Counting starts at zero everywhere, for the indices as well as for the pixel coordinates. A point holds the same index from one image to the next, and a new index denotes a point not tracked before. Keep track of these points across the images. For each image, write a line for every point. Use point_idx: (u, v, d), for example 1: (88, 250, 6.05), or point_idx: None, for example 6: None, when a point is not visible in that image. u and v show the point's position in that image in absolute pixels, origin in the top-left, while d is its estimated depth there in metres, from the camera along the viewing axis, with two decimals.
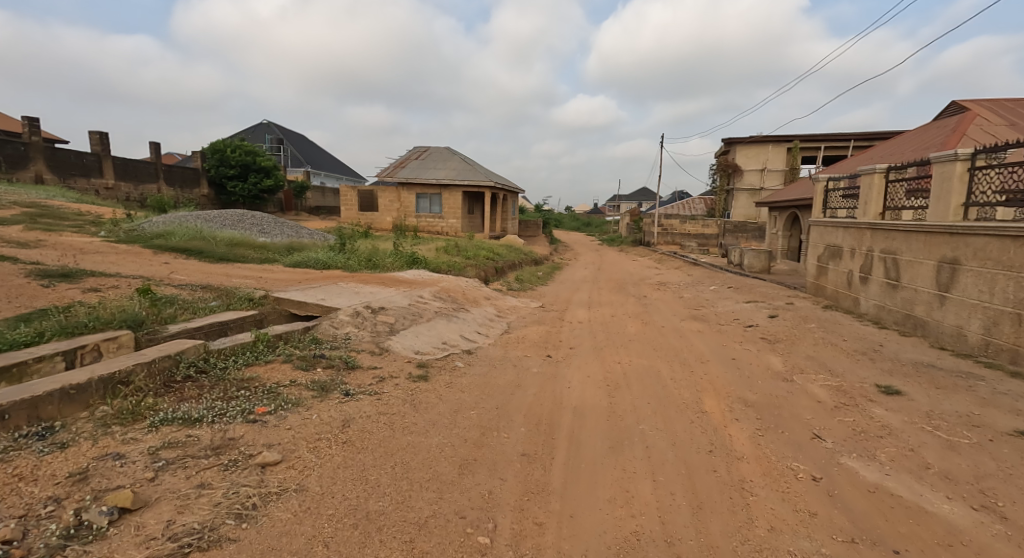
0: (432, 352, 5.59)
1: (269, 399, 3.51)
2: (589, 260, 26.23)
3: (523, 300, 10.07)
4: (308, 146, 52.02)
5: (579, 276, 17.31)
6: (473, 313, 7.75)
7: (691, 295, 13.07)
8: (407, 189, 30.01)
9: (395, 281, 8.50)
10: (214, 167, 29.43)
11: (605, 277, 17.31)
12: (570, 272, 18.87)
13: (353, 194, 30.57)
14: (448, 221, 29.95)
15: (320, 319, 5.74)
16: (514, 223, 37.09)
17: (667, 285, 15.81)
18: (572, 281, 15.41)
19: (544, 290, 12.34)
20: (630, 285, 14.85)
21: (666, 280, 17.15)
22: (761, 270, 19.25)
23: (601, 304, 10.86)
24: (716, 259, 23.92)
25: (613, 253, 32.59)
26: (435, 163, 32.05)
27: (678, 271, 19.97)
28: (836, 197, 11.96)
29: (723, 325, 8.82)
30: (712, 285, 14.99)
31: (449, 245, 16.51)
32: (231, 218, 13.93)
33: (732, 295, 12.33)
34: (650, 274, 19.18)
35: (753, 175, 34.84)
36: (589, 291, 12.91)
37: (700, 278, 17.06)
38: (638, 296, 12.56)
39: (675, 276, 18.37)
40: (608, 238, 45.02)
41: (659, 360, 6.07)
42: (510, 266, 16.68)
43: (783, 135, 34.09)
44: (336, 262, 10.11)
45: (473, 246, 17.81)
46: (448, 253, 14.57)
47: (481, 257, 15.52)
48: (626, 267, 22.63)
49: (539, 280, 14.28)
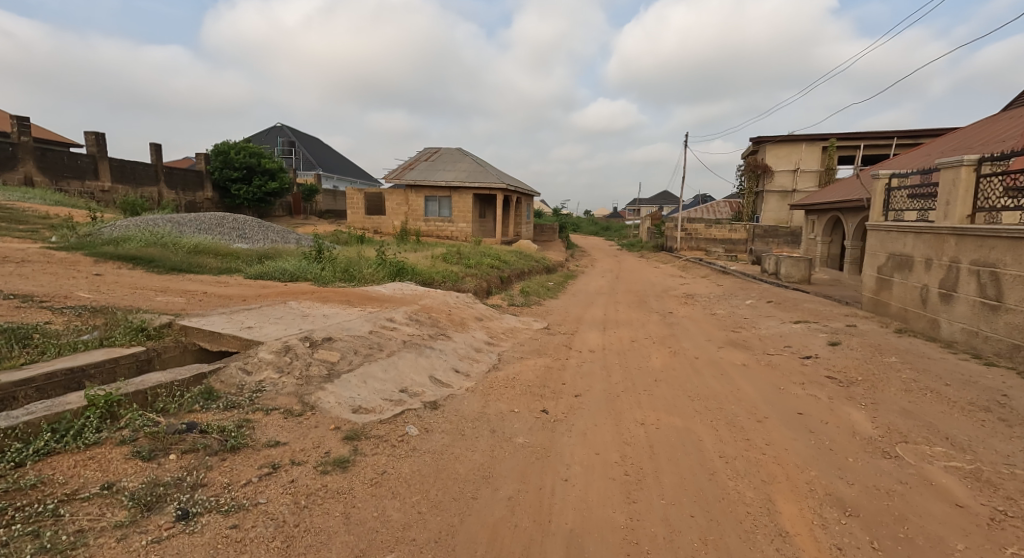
0: (380, 408, 3.99)
1: (14, 546, 1.96)
2: (606, 267, 24.55)
3: (524, 319, 8.51)
4: (321, 149, 51.70)
5: (594, 287, 15.67)
6: (456, 341, 6.17)
7: (723, 311, 11.34)
8: (416, 191, 28.79)
9: (365, 299, 6.97)
10: (218, 170, 28.91)
11: (623, 288, 15.66)
12: (585, 281, 17.27)
13: (359, 197, 29.48)
14: (457, 225, 28.61)
15: (230, 359, 4.20)
16: (528, 227, 35.61)
17: (693, 297, 14.08)
18: (586, 293, 13.82)
19: (552, 304, 10.77)
20: (651, 298, 13.16)
21: (691, 292, 15.41)
22: (800, 280, 17.32)
23: (619, 323, 9.22)
24: (746, 267, 21.97)
25: (633, 259, 30.82)
26: (445, 165, 30.78)
27: (705, 281, 18.14)
28: (901, 196, 10.07)
29: (771, 355, 7.09)
30: (746, 298, 13.21)
31: (450, 252, 15.05)
32: (208, 222, 12.69)
33: (773, 313, 10.56)
34: (673, 284, 17.44)
35: (784, 176, 32.65)
36: (603, 305, 11.30)
37: (731, 290, 15.28)
38: (661, 312, 10.87)
39: (702, 286, 16.58)
40: (628, 243, 43.14)
41: (696, 416, 4.40)
42: (517, 275, 15.14)
43: (817, 134, 31.86)
44: (306, 274, 8.70)
45: (479, 252, 16.31)
46: (446, 261, 13.10)
47: (484, 265, 13.99)
48: (647, 275, 20.91)
49: (547, 292, 12.72)
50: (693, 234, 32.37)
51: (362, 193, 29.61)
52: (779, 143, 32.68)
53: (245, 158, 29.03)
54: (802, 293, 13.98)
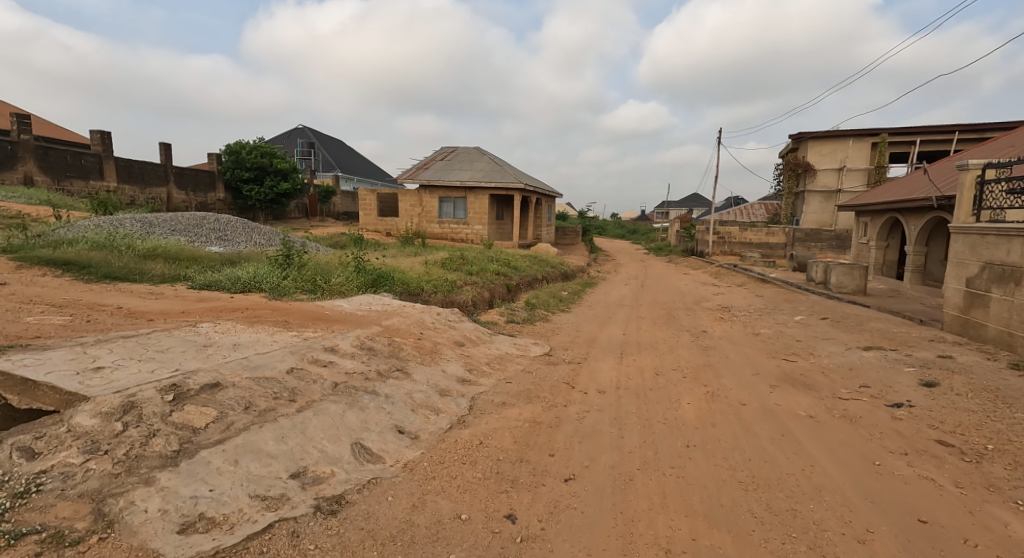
0: (235, 519, 2.46)
1: None
2: (631, 273, 22.82)
3: (521, 343, 6.94)
4: (343, 150, 51.55)
5: (614, 297, 13.99)
6: (416, 380, 4.60)
7: (768, 330, 9.48)
8: (430, 192, 27.63)
9: (311, 318, 5.47)
10: (230, 170, 28.64)
11: (647, 298, 13.93)
12: (605, 290, 15.64)
13: (372, 198, 28.49)
14: (472, 228, 27.37)
15: (22, 427, 2.69)
16: (549, 230, 34.06)
17: (729, 311, 12.24)
18: (604, 304, 12.18)
19: (561, 320, 9.18)
20: (679, 312, 11.41)
21: (725, 304, 13.58)
22: (853, 290, 15.26)
23: (640, 347, 7.56)
24: (787, 274, 19.93)
25: (660, 264, 28.92)
26: (462, 164, 29.55)
27: (742, 291, 16.23)
28: (1001, 192, 8.05)
29: (845, 400, 5.31)
30: (793, 313, 11.32)
31: (453, 256, 13.57)
32: (183, 224, 11.53)
33: (831, 334, 8.69)
34: (704, 294, 15.61)
35: (828, 175, 30.22)
36: (622, 321, 9.63)
37: (772, 302, 13.34)
38: (692, 331, 9.12)
39: (739, 297, 14.69)
40: (655, 246, 41.10)
41: (755, 535, 2.75)
42: (527, 282, 13.59)
43: (866, 129, 29.28)
44: (264, 283, 7.30)
45: (486, 257, 14.80)
46: (444, 267, 11.62)
47: (488, 271, 12.46)
48: (675, 282, 19.12)
49: (557, 303, 11.12)
50: (726, 238, 30.23)
51: (375, 194, 28.63)
52: (823, 140, 30.24)
53: (257, 158, 28.76)
54: (859, 307, 11.99)
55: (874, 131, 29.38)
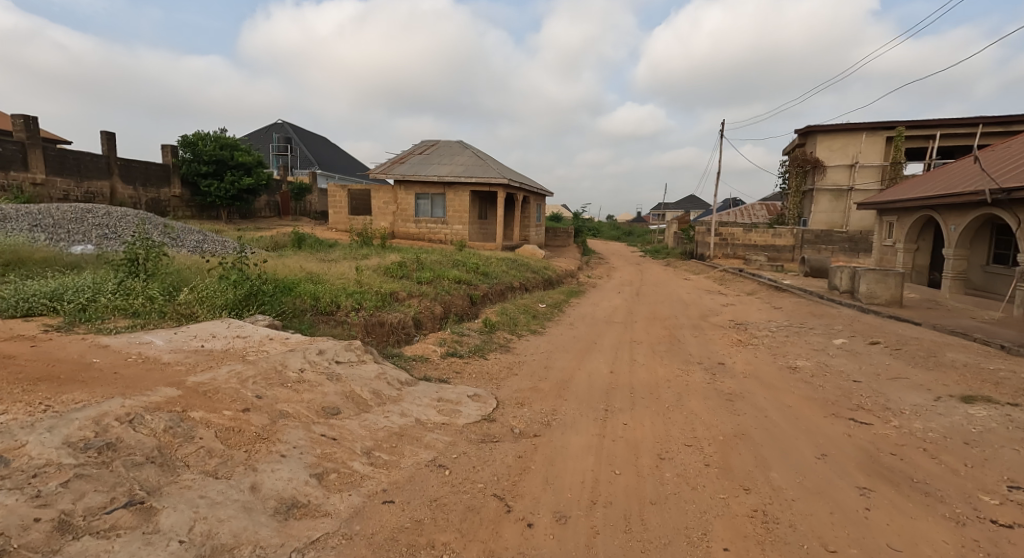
0: None
1: None
2: (625, 279, 20.65)
3: (449, 397, 4.53)
4: (325, 146, 49.58)
5: (603, 309, 11.77)
6: (151, 536, 2.13)
7: (804, 361, 7.15)
8: (405, 188, 25.65)
9: (34, 378, 3.01)
10: (186, 164, 26.44)
11: (643, 310, 11.71)
12: (592, 300, 13.45)
13: (342, 195, 26.37)
14: (452, 227, 25.44)
15: None
16: (539, 230, 31.91)
17: (745, 329, 9.97)
18: (589, 320, 9.92)
19: (527, 349, 6.85)
20: (683, 332, 9.11)
21: (737, 318, 11.34)
22: (886, 302, 13.02)
23: (634, 398, 5.22)
24: (799, 281, 17.82)
25: (658, 268, 26.80)
26: (443, 159, 27.37)
27: (753, 301, 14.07)
28: None
29: (1009, 528, 2.93)
30: (829, 333, 9.02)
31: (406, 260, 11.20)
32: (55, 218, 9.11)
33: (895, 371, 6.35)
34: (709, 305, 13.40)
35: (839, 172, 28.25)
36: (610, 348, 7.29)
37: (792, 317, 11.12)
38: (703, 364, 6.77)
39: (751, 310, 12.47)
40: (652, 248, 39.05)
41: None
42: (496, 292, 11.31)
43: (881, 122, 27.29)
44: (66, 301, 4.85)
45: (450, 260, 12.53)
46: (387, 276, 9.29)
47: (444, 277, 10.19)
48: (674, 289, 16.98)
49: (528, 322, 8.81)
50: (729, 240, 28.08)
51: (346, 190, 26.54)
52: (833, 134, 28.20)
53: (215, 150, 26.58)
54: (901, 321, 9.81)
55: (889, 124, 27.35)
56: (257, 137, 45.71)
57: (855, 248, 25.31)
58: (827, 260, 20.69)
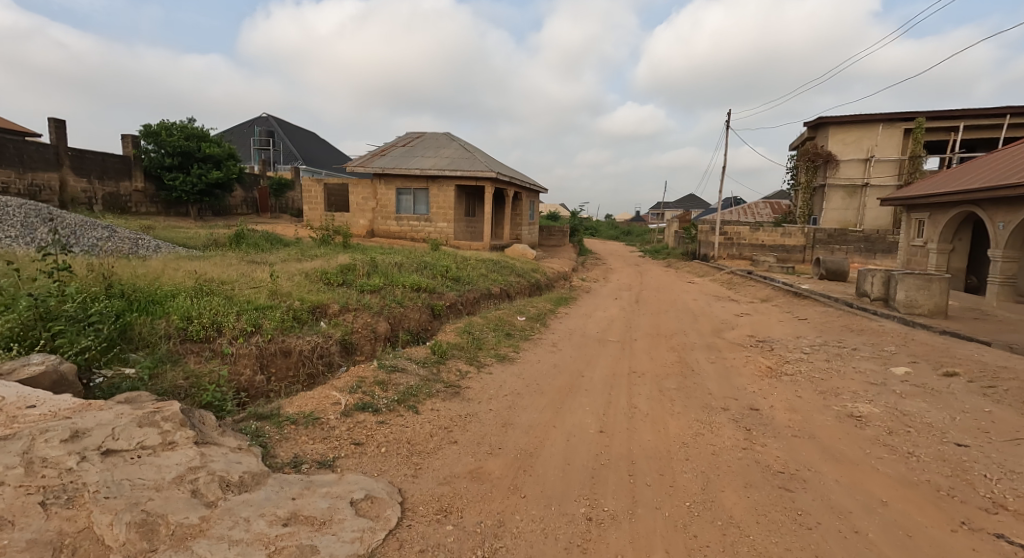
0: None
1: None
2: (622, 282, 18.89)
3: (313, 511, 2.56)
4: (312, 141, 47.84)
5: (597, 321, 9.93)
6: None
7: (863, 402, 5.29)
8: (386, 183, 24.15)
9: None
10: (148, 157, 24.61)
11: (643, 322, 9.90)
12: (584, 308, 11.63)
13: (318, 189, 24.65)
14: (436, 225, 23.87)
15: None
16: (532, 229, 30.11)
17: (770, 348, 8.13)
18: (577, 337, 8.05)
19: (485, 390, 4.94)
20: (695, 355, 7.25)
21: (756, 333, 9.51)
22: (930, 312, 11.15)
23: (636, 488, 3.31)
24: (817, 286, 16.05)
25: (658, 269, 25.06)
26: (427, 152, 25.57)
27: (770, 310, 12.29)
28: None
29: None
30: (879, 357, 7.18)
31: (357, 262, 9.30)
32: None
33: (1005, 426, 4.48)
34: (720, 315, 11.59)
35: (852, 167, 26.56)
36: (600, 384, 5.39)
37: (823, 331, 9.31)
38: (732, 413, 4.85)
39: (770, 322, 10.68)
40: (651, 248, 37.28)
41: None
42: (464, 303, 9.42)
43: (898, 113, 25.62)
44: None
45: (416, 262, 10.69)
46: (321, 284, 7.36)
47: (397, 284, 8.29)
48: (678, 294, 15.24)
49: (497, 343, 6.94)
50: (734, 239, 26.16)
51: (323, 185, 24.79)
52: (846, 126, 26.55)
53: (179, 142, 24.74)
54: (963, 337, 8.02)
55: (907, 116, 25.63)
56: (240, 131, 43.98)
57: (872, 249, 23.79)
58: (844, 262, 19.00)
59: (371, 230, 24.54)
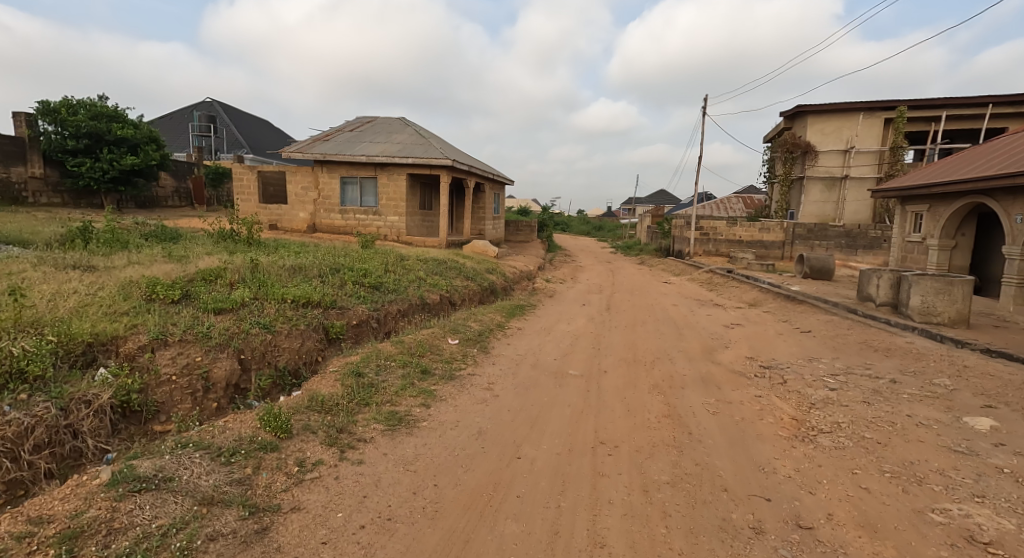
0: None
1: None
2: (592, 283, 16.94)
3: None
4: (262, 129, 44.39)
5: (556, 339, 7.80)
6: None
7: (969, 500, 3.25)
8: (328, 171, 21.50)
9: None
10: (46, 139, 21.23)
11: (616, 341, 7.85)
12: (543, 319, 9.49)
13: (250, 178, 21.81)
14: (386, 219, 21.47)
15: None
16: (496, 224, 27.91)
17: (780, 382, 6.14)
18: (524, 370, 5.86)
19: (326, 518, 2.66)
20: (685, 399, 5.17)
21: (755, 354, 7.56)
22: (951, 321, 9.39)
23: None
24: (806, 288, 14.45)
25: (631, 268, 23.26)
26: (376, 137, 23.01)
27: (762, 319, 10.48)
28: None
29: None
30: (932, 396, 5.28)
31: (231, 265, 6.85)
32: None
33: None
34: (706, 327, 9.64)
35: (832, 158, 25.33)
36: (543, 484, 3.19)
37: (836, 352, 7.43)
38: (775, 551, 2.71)
39: (766, 337, 8.82)
40: (623, 244, 35.69)
41: None
42: (378, 320, 7.11)
43: (879, 102, 24.48)
44: None
45: (326, 265, 8.34)
46: (137, 301, 4.86)
47: (271, 297, 5.88)
48: (655, 298, 13.33)
49: (398, 388, 4.67)
50: (711, 235, 24.46)
51: (256, 172, 21.97)
52: (826, 115, 25.29)
53: (84, 121, 21.43)
54: (1021, 359, 6.24)
55: (887, 105, 24.51)
56: (179, 116, 40.24)
57: (853, 245, 22.85)
58: (826, 261, 17.78)
59: (312, 224, 21.91)
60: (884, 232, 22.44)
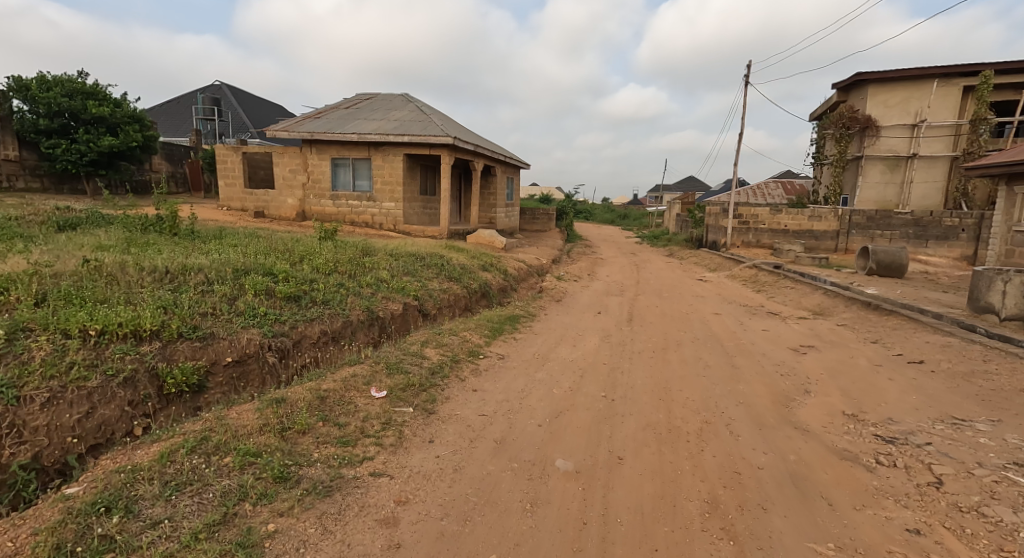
0: None
1: None
2: (613, 281, 14.33)
3: None
4: (271, 113, 42.85)
5: (549, 381, 5.30)
6: None
7: None
8: (318, 152, 19.26)
9: None
10: (19, 118, 19.51)
11: (640, 382, 5.29)
12: (538, 340, 6.98)
13: (235, 160, 19.76)
14: (382, 205, 19.19)
15: None
16: (509, 211, 25.37)
17: (931, 482, 3.52)
18: (478, 459, 3.41)
19: None
20: (777, 548, 2.65)
21: (857, 410, 4.88)
22: None
23: None
24: (882, 290, 11.55)
25: (659, 261, 20.46)
26: (373, 114, 20.64)
27: (841, 340, 7.76)
28: None
29: None
30: None
31: (52, 267, 4.53)
32: None
33: None
34: (765, 351, 6.98)
35: (897, 134, 21.84)
36: None
37: (990, 411, 4.73)
38: None
39: (859, 373, 6.13)
40: (649, 234, 32.68)
41: None
42: (278, 350, 4.76)
43: (957, 66, 20.87)
44: None
45: (232, 266, 5.98)
46: None
47: (56, 328, 3.52)
48: (691, 303, 10.64)
49: (183, 537, 2.29)
50: (751, 224, 21.35)
51: (241, 154, 19.91)
52: (891, 84, 21.76)
53: (57, 98, 19.60)
54: None
55: (966, 70, 20.94)
56: (184, 101, 38.75)
57: (922, 235, 19.51)
58: (894, 257, 14.97)
59: (302, 211, 19.77)
60: (961, 219, 19.03)
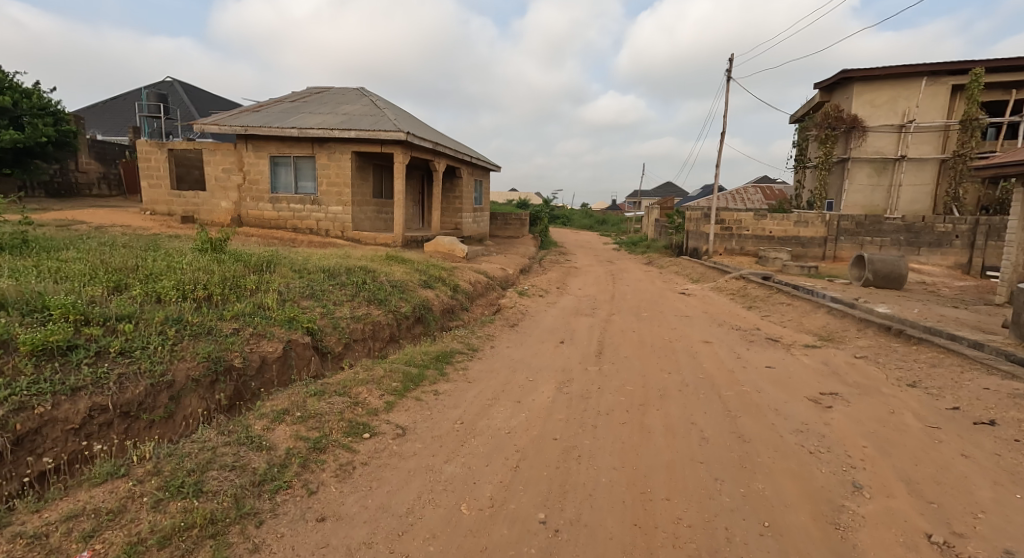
0: None
1: None
2: (584, 295, 12.49)
3: None
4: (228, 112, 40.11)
5: (462, 486, 3.31)
6: None
7: None
8: (254, 148, 16.98)
9: None
10: None
11: (605, 486, 3.33)
12: (471, 396, 4.99)
13: (160, 158, 17.35)
14: (327, 209, 17.02)
15: None
16: (477, 216, 23.39)
17: None
18: None
19: None
20: None
21: (949, 535, 3.03)
22: None
23: None
24: (894, 309, 9.90)
25: (637, 270, 18.72)
26: (320, 108, 18.45)
27: (869, 382, 5.97)
28: None
29: None
30: None
31: None
32: None
33: None
34: (780, 406, 5.11)
35: (884, 135, 20.63)
36: None
37: None
38: None
39: (916, 444, 4.31)
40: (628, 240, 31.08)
41: None
42: None
43: (946, 64, 19.74)
44: None
45: None
46: None
47: None
48: (676, 327, 8.78)
49: None
50: (735, 230, 19.80)
51: (167, 151, 17.50)
52: (878, 82, 20.54)
53: None
54: None
55: (955, 68, 19.82)
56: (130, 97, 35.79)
57: (914, 241, 18.22)
58: (891, 265, 13.47)
59: (237, 216, 17.45)
60: (955, 225, 17.70)
